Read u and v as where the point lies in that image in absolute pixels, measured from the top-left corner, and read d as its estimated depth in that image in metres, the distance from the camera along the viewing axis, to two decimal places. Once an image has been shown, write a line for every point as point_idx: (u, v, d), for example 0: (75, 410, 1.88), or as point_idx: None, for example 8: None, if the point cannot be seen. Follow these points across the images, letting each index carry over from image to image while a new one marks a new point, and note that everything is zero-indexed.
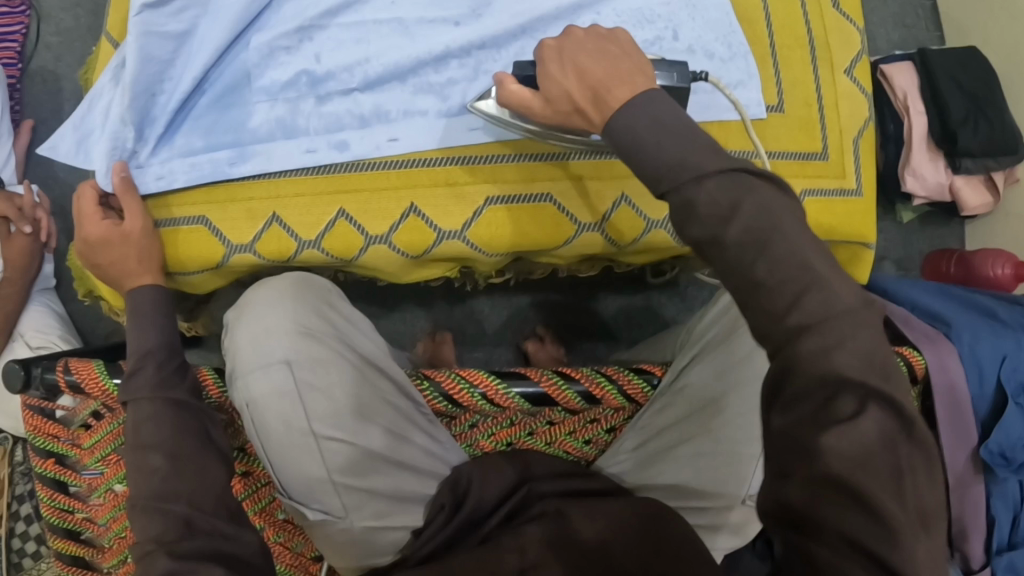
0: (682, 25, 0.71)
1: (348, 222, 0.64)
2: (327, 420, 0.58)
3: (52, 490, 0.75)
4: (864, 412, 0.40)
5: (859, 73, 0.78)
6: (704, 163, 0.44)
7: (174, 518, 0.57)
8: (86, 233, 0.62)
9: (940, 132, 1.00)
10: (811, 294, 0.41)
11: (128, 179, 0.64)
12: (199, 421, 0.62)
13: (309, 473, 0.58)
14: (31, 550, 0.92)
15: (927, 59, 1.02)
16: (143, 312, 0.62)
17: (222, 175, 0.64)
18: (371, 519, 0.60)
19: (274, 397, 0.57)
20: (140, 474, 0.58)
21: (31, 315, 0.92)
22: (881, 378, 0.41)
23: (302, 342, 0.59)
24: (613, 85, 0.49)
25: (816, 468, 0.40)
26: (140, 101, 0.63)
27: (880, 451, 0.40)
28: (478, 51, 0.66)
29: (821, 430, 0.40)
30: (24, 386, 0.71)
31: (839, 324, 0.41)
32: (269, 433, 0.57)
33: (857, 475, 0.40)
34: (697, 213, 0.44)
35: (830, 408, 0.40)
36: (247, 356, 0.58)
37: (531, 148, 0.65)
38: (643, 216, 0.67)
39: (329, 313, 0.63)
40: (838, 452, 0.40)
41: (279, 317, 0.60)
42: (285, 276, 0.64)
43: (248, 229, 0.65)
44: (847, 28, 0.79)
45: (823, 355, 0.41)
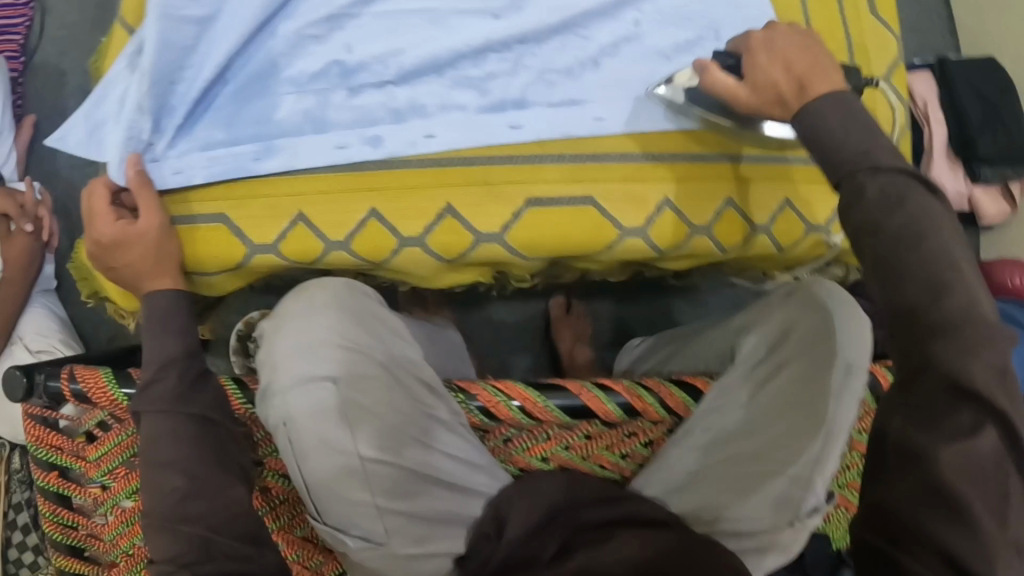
0: (725, 25, 0.68)
1: (380, 223, 0.60)
2: (373, 441, 0.55)
3: (55, 504, 0.72)
4: (981, 428, 0.43)
5: (896, 80, 0.76)
6: (880, 159, 0.49)
7: (191, 539, 0.58)
8: (97, 234, 0.59)
9: (958, 139, 0.98)
10: (949, 299, 0.45)
11: (143, 173, 0.60)
12: (218, 435, 0.61)
13: (348, 497, 0.54)
14: (29, 562, 0.91)
15: (946, 67, 1.00)
16: (166, 319, 0.61)
17: (246, 170, 0.60)
18: (410, 545, 0.56)
19: (318, 417, 0.54)
20: (159, 490, 0.58)
21: (32, 317, 0.89)
22: (1006, 393, 0.43)
23: (347, 357, 0.55)
24: (813, 76, 0.52)
25: (924, 476, 0.43)
26: (159, 90, 0.60)
27: (968, 468, 0.42)
28: (519, 46, 0.64)
29: (938, 443, 0.43)
30: (27, 395, 0.68)
31: (971, 333, 0.44)
32: (309, 455, 0.54)
33: (967, 491, 0.42)
34: (865, 200, 0.48)
35: (953, 419, 0.43)
36: (283, 370, 0.55)
37: (572, 149, 0.62)
38: (687, 220, 0.64)
39: (370, 321, 0.59)
40: (950, 465, 0.43)
41: (323, 329, 0.56)
42: (332, 281, 0.60)
43: (272, 229, 0.61)
44: (884, 35, 0.76)
45: (965, 355, 0.43)
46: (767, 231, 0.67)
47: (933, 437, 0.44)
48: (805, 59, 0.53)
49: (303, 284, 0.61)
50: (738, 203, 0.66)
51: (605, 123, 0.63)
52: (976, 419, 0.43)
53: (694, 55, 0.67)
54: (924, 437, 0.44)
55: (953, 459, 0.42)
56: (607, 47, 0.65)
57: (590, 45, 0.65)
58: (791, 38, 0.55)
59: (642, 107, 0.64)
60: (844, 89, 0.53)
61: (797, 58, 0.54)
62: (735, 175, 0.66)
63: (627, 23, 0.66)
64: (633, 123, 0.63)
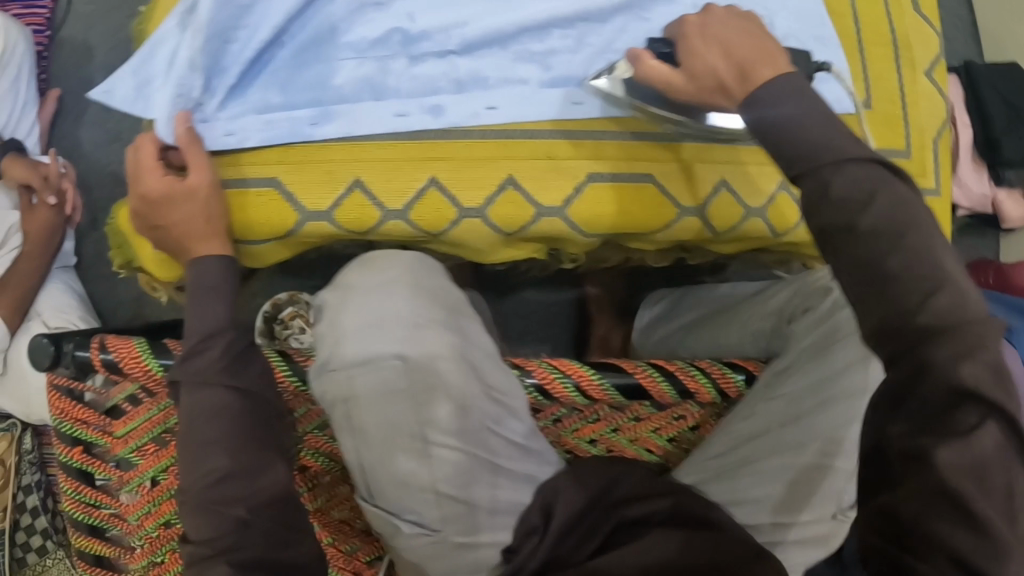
0: (778, 13, 0.67)
1: (439, 192, 0.59)
2: (440, 425, 0.53)
3: (78, 482, 0.69)
4: (983, 426, 0.40)
5: (937, 74, 0.75)
6: (842, 150, 0.44)
7: (230, 521, 0.54)
8: (147, 188, 0.58)
9: (984, 142, 0.94)
10: (943, 294, 0.41)
11: (192, 131, 0.59)
12: (263, 413, 0.58)
13: (407, 481, 0.53)
14: (37, 545, 0.91)
15: (972, 71, 0.96)
16: (210, 286, 0.58)
17: (301, 135, 0.59)
18: (462, 534, 0.55)
19: (381, 396, 0.53)
20: (196, 469, 0.55)
21: (50, 294, 0.87)
22: (1000, 390, 0.40)
23: (419, 337, 0.54)
24: (758, 62, 0.49)
25: (924, 480, 0.41)
26: (211, 46, 0.58)
27: (971, 469, 0.40)
28: (583, 24, 0.63)
29: (939, 442, 0.40)
30: (53, 363, 0.65)
31: (971, 329, 0.40)
32: (369, 435, 0.53)
33: (972, 494, 0.40)
34: (831, 195, 0.44)
35: (950, 420, 0.40)
36: (349, 345, 0.54)
37: (634, 127, 0.62)
38: (743, 202, 0.64)
39: (444, 301, 0.58)
40: (952, 466, 0.40)
41: (395, 308, 0.55)
42: (401, 255, 0.60)
43: (327, 195, 0.59)
44: (926, 31, 0.75)
45: (957, 360, 0.39)
46: None
47: (935, 437, 0.41)
48: (748, 47, 0.49)
49: (372, 253, 0.59)
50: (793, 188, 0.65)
51: None
52: (980, 418, 0.40)
53: None
54: (922, 437, 0.41)
55: (953, 460, 0.40)
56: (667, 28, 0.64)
57: (650, 27, 0.63)
58: (735, 20, 0.52)
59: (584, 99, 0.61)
60: (791, 72, 0.48)
61: (738, 44, 0.50)
62: (678, 157, 0.62)
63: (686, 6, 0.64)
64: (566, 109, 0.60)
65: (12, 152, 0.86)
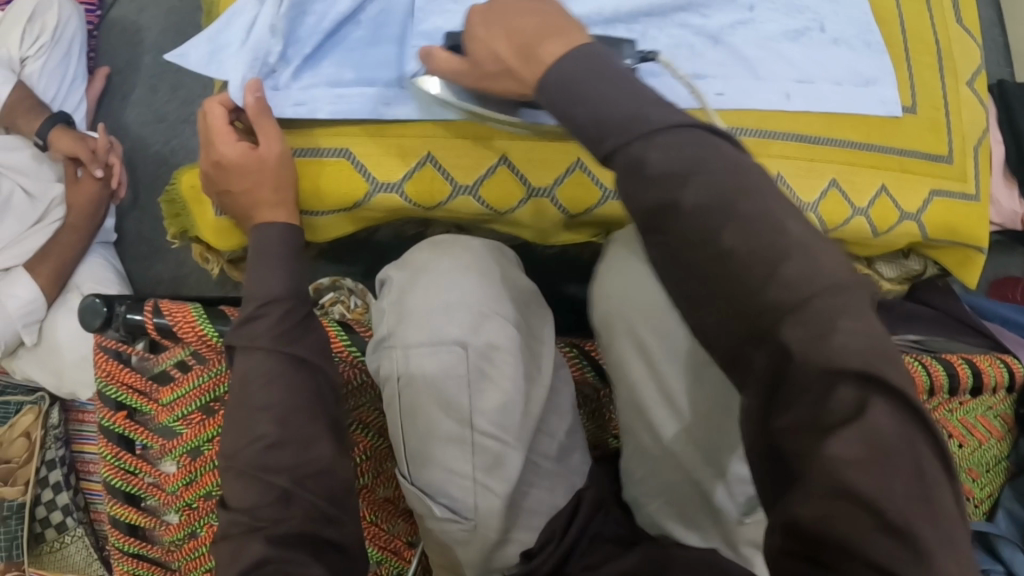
0: (828, 18, 0.70)
1: (509, 170, 0.61)
2: (492, 414, 0.50)
3: (118, 448, 0.68)
4: (866, 405, 0.33)
5: (978, 85, 0.77)
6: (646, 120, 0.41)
7: (273, 490, 0.53)
8: (220, 152, 0.59)
9: (1018, 161, 0.96)
10: (790, 264, 0.37)
11: (261, 101, 0.59)
12: (314, 380, 0.57)
13: (450, 463, 0.50)
14: (57, 522, 0.86)
15: (1004, 89, 0.98)
16: (269, 252, 0.58)
17: (374, 113, 0.61)
18: (500, 530, 0.51)
19: (438, 376, 0.51)
20: (243, 434, 0.55)
21: (89, 267, 0.88)
22: (892, 368, 0.35)
23: (482, 326, 0.52)
24: (541, 39, 0.46)
25: (812, 480, 0.33)
26: (292, 15, 0.61)
27: (867, 458, 0.32)
28: (648, 19, 0.66)
29: (826, 434, 0.33)
30: (104, 324, 0.66)
31: (822, 304, 0.36)
32: (418, 410, 0.51)
33: (880, 495, 0.32)
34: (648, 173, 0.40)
35: (826, 405, 0.34)
36: (412, 323, 0.52)
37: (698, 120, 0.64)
38: (799, 198, 0.67)
39: (512, 294, 0.56)
40: (844, 461, 0.32)
41: (463, 293, 0.53)
42: (474, 243, 0.58)
43: (399, 167, 0.61)
44: (968, 43, 0.77)
45: (822, 337, 0.35)
46: (865, 215, 0.69)
47: (815, 430, 0.34)
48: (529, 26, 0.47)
49: (437, 237, 0.58)
50: (843, 184, 0.68)
51: (724, 98, 0.65)
52: (855, 400, 0.33)
53: (802, 43, 0.68)
54: (806, 433, 0.34)
55: (844, 450, 0.33)
56: (725, 27, 0.67)
57: (708, 23, 0.67)
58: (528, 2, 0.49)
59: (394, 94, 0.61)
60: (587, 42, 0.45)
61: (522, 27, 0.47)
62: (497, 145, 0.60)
63: (743, 9, 0.68)
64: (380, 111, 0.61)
65: (59, 125, 0.87)
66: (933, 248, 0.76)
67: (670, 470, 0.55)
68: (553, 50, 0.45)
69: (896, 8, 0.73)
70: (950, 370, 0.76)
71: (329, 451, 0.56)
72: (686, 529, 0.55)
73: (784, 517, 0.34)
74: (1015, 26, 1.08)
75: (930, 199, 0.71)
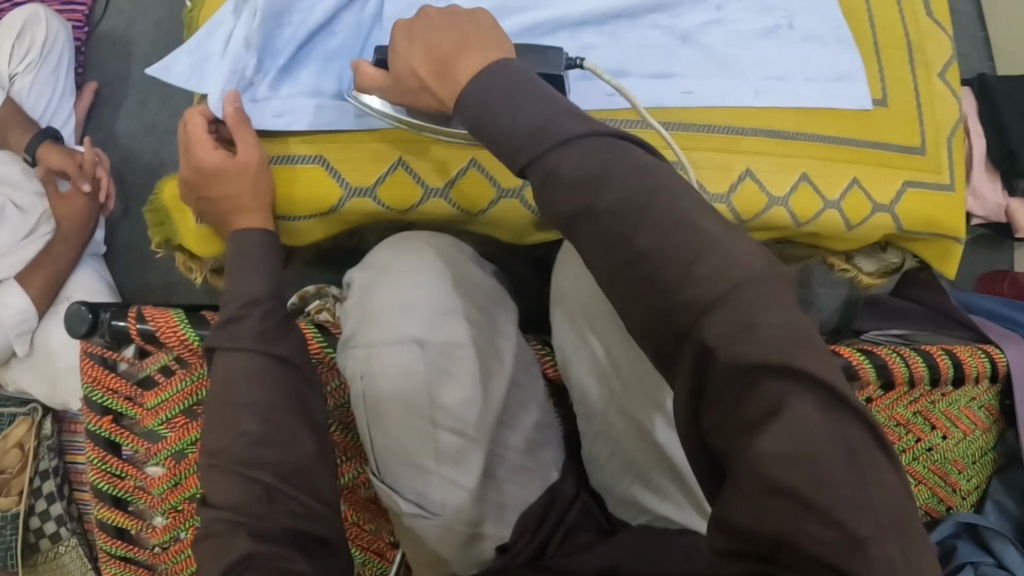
0: (797, 15, 0.71)
1: (479, 173, 0.61)
2: (453, 407, 0.53)
3: (104, 452, 0.69)
4: (787, 400, 0.33)
5: (950, 76, 0.77)
6: (559, 129, 0.43)
7: (257, 486, 0.55)
8: (199, 160, 0.59)
9: (1000, 153, 0.96)
10: (705, 260, 0.38)
11: (241, 110, 0.60)
12: (295, 380, 0.59)
13: (415, 458, 0.52)
14: (51, 532, 0.89)
15: (986, 84, 0.99)
16: (252, 258, 0.60)
17: (348, 122, 0.62)
18: (467, 523, 0.53)
19: (399, 374, 0.52)
20: (227, 432, 0.56)
21: (79, 278, 0.89)
22: (808, 352, 0.35)
23: (442, 324, 0.54)
24: (460, 54, 0.48)
25: (742, 477, 0.33)
26: (267, 27, 0.61)
27: (799, 451, 0.32)
28: (615, 21, 0.66)
29: (755, 432, 0.33)
30: (89, 331, 0.66)
31: (746, 292, 0.36)
32: (383, 409, 0.52)
33: (813, 488, 0.32)
34: (561, 182, 0.42)
35: (746, 403, 0.34)
36: (375, 324, 0.53)
37: (666, 118, 0.65)
38: (766, 191, 0.66)
39: (468, 292, 0.58)
40: (775, 456, 0.32)
41: (423, 293, 0.55)
42: (435, 241, 0.60)
43: (371, 171, 0.62)
44: (940, 35, 0.78)
45: (744, 327, 0.35)
46: (837, 208, 0.69)
47: (746, 431, 0.34)
48: (443, 41, 0.49)
49: (396, 236, 0.60)
50: (814, 178, 0.68)
51: (695, 96, 0.65)
52: (778, 396, 0.33)
53: (772, 40, 0.69)
54: (737, 434, 0.34)
55: (773, 446, 0.33)
56: (694, 27, 0.68)
57: (678, 23, 0.68)
58: (446, 18, 0.50)
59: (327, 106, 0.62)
60: (507, 58, 0.47)
61: (441, 41, 0.49)
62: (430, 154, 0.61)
63: (710, 9, 0.69)
64: (318, 121, 0.62)
65: (48, 140, 0.88)
66: (913, 241, 0.76)
67: (609, 434, 0.59)
68: (473, 65, 0.47)
69: (865, 5, 0.74)
70: (929, 361, 0.75)
71: (310, 449, 0.58)
72: (654, 498, 0.57)
73: (722, 519, 0.34)
74: (997, 20, 1.09)
75: (904, 190, 0.71)
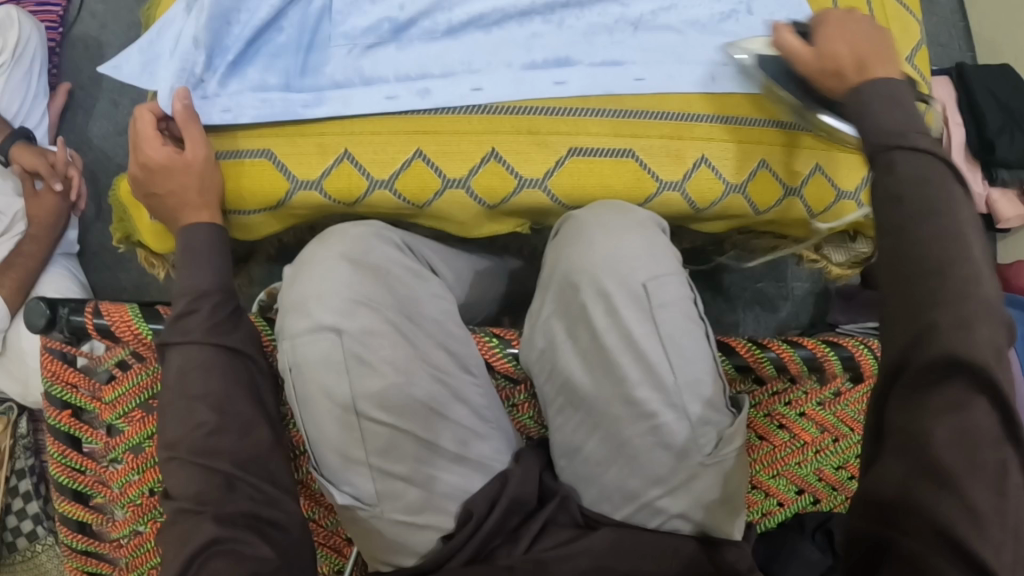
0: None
1: (425, 163, 0.61)
2: (372, 398, 0.54)
3: (65, 446, 0.69)
4: (973, 401, 0.39)
5: (918, 61, 0.76)
6: (917, 140, 0.46)
7: (216, 475, 0.55)
8: (147, 156, 0.60)
9: (978, 143, 0.96)
10: (954, 270, 0.41)
11: (190, 108, 0.60)
12: (248, 370, 0.59)
13: (344, 450, 0.54)
14: (28, 530, 0.91)
15: (964, 72, 0.98)
16: (197, 251, 0.60)
17: (294, 115, 0.62)
18: (404, 513, 0.55)
19: (319, 366, 0.54)
20: (184, 423, 0.56)
21: (51, 278, 0.90)
22: (1001, 368, 0.40)
23: (356, 312, 0.54)
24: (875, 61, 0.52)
25: (913, 458, 0.40)
26: (215, 25, 0.62)
27: (961, 442, 0.39)
28: (562, 9, 0.65)
29: (932, 421, 0.40)
30: (48, 326, 0.66)
31: (974, 307, 0.40)
32: (309, 401, 0.55)
33: (961, 476, 0.38)
34: (894, 175, 0.45)
35: (938, 394, 0.40)
36: (297, 314, 0.55)
37: (613, 104, 0.63)
38: (723, 177, 0.63)
39: (387, 283, 0.57)
40: (945, 443, 0.39)
41: (334, 286, 0.55)
42: (352, 230, 0.59)
43: (317, 165, 0.62)
44: (906, 17, 0.76)
45: (964, 331, 0.40)
46: (798, 195, 0.66)
47: (927, 414, 0.40)
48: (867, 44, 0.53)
49: (326, 230, 0.59)
50: (773, 165, 0.64)
51: (645, 83, 0.63)
52: (967, 392, 0.39)
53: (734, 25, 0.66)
54: (914, 416, 0.41)
55: (946, 432, 0.39)
56: (644, 15, 0.65)
57: (627, 12, 0.65)
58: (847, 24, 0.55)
59: (272, 100, 0.62)
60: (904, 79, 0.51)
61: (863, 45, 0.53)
62: (781, 143, 0.64)
63: None
64: (261, 115, 0.62)
65: (20, 141, 0.89)
66: None
67: (611, 438, 0.55)
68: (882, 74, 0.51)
69: None
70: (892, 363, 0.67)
71: (267, 438, 0.58)
72: (648, 487, 0.55)
73: (876, 487, 0.41)
74: (976, 13, 1.10)
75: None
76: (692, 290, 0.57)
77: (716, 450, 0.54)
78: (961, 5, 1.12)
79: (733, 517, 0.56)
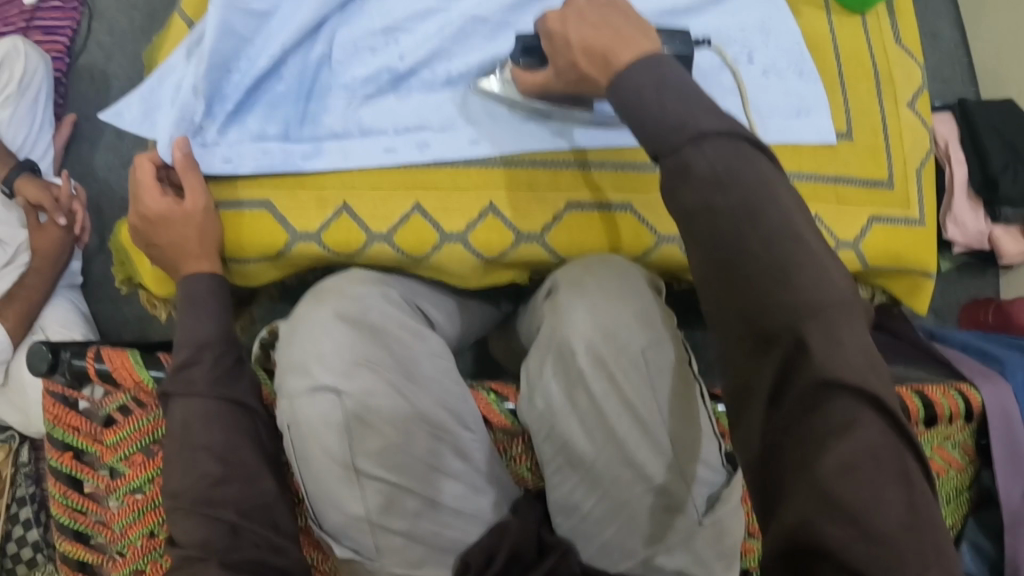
0: (757, 49, 0.71)
1: (423, 218, 0.62)
2: (372, 456, 0.54)
3: (66, 487, 0.70)
4: (857, 418, 0.36)
5: (921, 106, 0.76)
6: (701, 125, 0.41)
7: (221, 525, 0.54)
8: (146, 208, 0.60)
9: (980, 180, 0.95)
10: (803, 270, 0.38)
11: (190, 157, 0.61)
12: (251, 422, 0.59)
13: (344, 507, 0.54)
14: (27, 557, 0.92)
15: (967, 109, 0.98)
16: (199, 301, 0.59)
17: (293, 166, 0.62)
18: (402, 566, 0.55)
19: (318, 425, 0.54)
20: (187, 475, 0.55)
21: (55, 309, 0.92)
22: (876, 376, 0.37)
23: (355, 371, 0.55)
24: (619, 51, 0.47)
25: (800, 484, 0.36)
26: (214, 74, 0.61)
27: (857, 463, 0.35)
28: None
29: (818, 444, 0.36)
30: (50, 370, 0.66)
31: (833, 315, 0.37)
32: (309, 460, 0.55)
33: (872, 508, 0.34)
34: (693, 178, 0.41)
35: (822, 415, 0.36)
36: (297, 374, 0.56)
37: (613, 157, 0.64)
38: None
39: (385, 342, 0.58)
40: (840, 463, 0.35)
41: (334, 344, 0.56)
42: (368, 289, 0.61)
43: (316, 217, 0.62)
44: (908, 63, 0.76)
45: (833, 346, 0.37)
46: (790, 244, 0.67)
47: (814, 428, 0.36)
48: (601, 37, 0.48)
49: (322, 285, 0.61)
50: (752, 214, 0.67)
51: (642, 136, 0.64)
52: (853, 408, 0.36)
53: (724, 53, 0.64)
54: (798, 438, 0.36)
55: (839, 451, 0.35)
56: None
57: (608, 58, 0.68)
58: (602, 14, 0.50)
59: (274, 151, 0.62)
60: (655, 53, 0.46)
61: (595, 39, 0.48)
62: (588, 183, 0.63)
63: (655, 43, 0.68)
64: (261, 165, 0.62)
65: (25, 173, 0.91)
66: (884, 276, 0.74)
67: (615, 499, 0.54)
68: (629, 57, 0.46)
69: (829, 33, 0.74)
70: (911, 401, 0.67)
71: (272, 486, 0.57)
72: (648, 545, 0.54)
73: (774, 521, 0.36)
74: (978, 46, 1.10)
75: (869, 226, 0.69)
76: (689, 350, 0.58)
77: (711, 511, 0.53)
78: (965, 39, 1.12)
79: (726, 568, 0.55)
